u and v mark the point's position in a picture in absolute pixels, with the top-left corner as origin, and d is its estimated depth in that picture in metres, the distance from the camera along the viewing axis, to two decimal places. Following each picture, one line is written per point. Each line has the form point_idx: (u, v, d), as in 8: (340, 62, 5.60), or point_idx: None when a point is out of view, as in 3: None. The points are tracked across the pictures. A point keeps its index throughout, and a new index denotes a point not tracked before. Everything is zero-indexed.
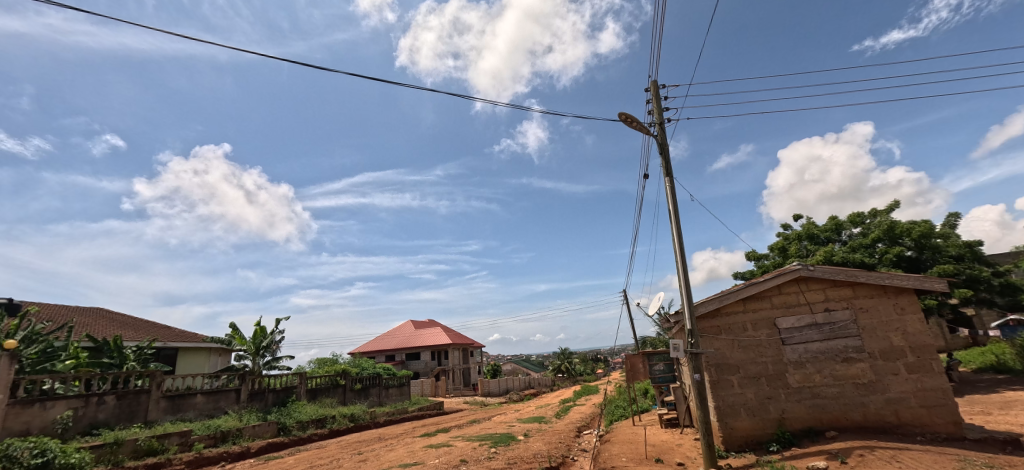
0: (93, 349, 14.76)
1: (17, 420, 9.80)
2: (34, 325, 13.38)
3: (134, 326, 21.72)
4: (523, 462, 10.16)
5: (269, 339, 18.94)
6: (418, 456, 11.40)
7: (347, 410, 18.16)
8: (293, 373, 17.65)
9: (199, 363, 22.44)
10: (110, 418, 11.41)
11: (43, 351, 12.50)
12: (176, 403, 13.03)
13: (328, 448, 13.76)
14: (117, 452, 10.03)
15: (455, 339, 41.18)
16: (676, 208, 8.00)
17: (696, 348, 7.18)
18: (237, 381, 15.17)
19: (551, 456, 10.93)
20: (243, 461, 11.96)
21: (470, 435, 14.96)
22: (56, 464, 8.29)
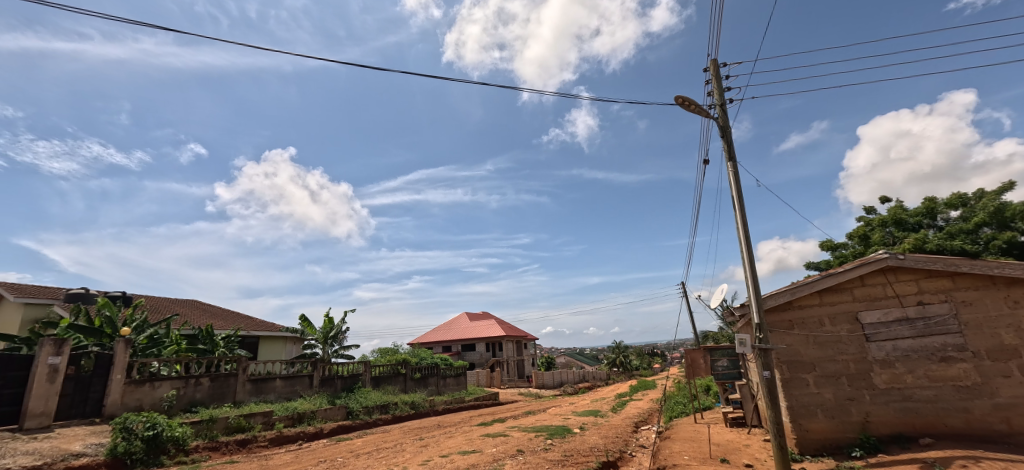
0: (190, 337, 16.48)
1: (131, 397, 11.15)
2: (143, 315, 15.11)
3: (222, 316, 23.99)
4: (579, 455, 10.04)
5: (337, 329, 20.14)
6: (475, 444, 11.65)
7: (408, 398, 18.93)
8: (359, 361, 18.65)
9: (277, 351, 24.39)
10: (206, 397, 12.69)
11: (151, 337, 14.08)
12: (259, 386, 14.22)
13: (392, 433, 14.43)
14: (212, 428, 11.14)
15: (509, 331, 41.69)
16: (740, 194, 7.43)
17: (765, 343, 6.63)
18: (310, 367, 16.28)
19: (608, 450, 10.71)
20: (316, 441, 12.87)
21: (526, 426, 15.06)
22: (164, 436, 9.37)
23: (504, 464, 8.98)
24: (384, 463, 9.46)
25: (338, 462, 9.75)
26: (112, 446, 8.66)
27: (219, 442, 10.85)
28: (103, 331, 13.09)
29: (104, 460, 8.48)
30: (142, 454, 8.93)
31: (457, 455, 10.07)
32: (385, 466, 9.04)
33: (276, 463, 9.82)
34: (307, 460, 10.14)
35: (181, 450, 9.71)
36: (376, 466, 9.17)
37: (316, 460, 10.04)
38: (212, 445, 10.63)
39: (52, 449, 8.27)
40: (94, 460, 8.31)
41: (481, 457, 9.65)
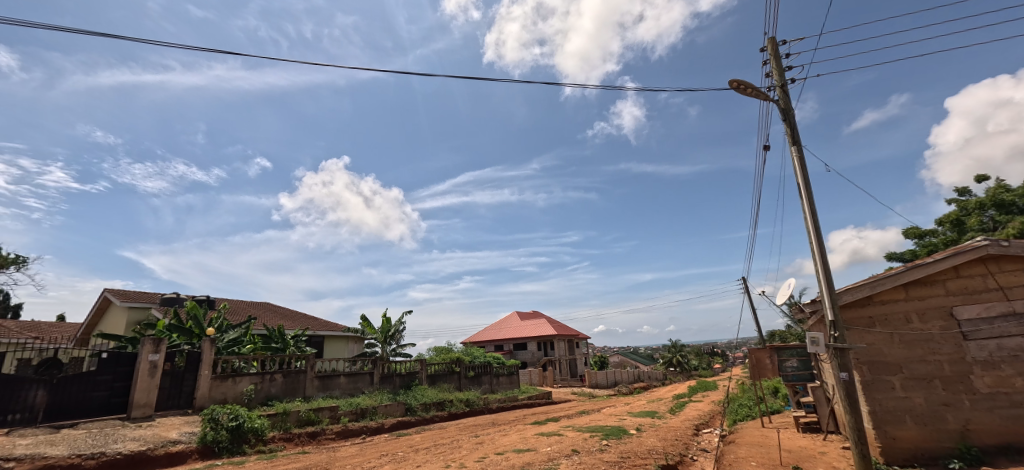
0: (265, 337, 17.76)
1: (217, 391, 12.20)
2: (224, 316, 16.46)
3: (290, 317, 25.68)
4: (637, 457, 9.70)
5: (394, 328, 20.90)
6: (530, 442, 11.60)
7: (463, 395, 19.25)
8: (415, 360, 19.22)
9: (339, 349, 25.74)
10: (280, 392, 13.60)
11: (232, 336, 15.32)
12: (325, 382, 15.05)
13: (448, 429, 14.73)
14: (286, 420, 11.91)
15: (560, 330, 41.37)
16: (806, 180, 6.83)
17: (841, 342, 6.02)
18: (370, 365, 16.96)
19: (668, 453, 10.26)
20: (379, 435, 13.42)
21: (581, 425, 14.81)
22: (246, 427, 10.14)
23: (559, 463, 8.84)
24: (442, 459, 9.64)
25: (399, 456, 10.08)
26: (202, 435, 9.50)
27: (292, 434, 11.58)
28: (191, 331, 14.39)
29: (197, 446, 9.30)
30: (228, 442, 9.71)
31: (512, 453, 10.05)
32: (443, 462, 9.21)
33: (343, 455, 10.32)
34: (370, 453, 10.58)
35: (260, 440, 10.46)
36: (434, 461, 9.37)
37: (379, 454, 10.44)
38: (286, 436, 11.38)
39: (154, 435, 9.21)
40: (188, 447, 9.14)
41: (536, 456, 9.57)
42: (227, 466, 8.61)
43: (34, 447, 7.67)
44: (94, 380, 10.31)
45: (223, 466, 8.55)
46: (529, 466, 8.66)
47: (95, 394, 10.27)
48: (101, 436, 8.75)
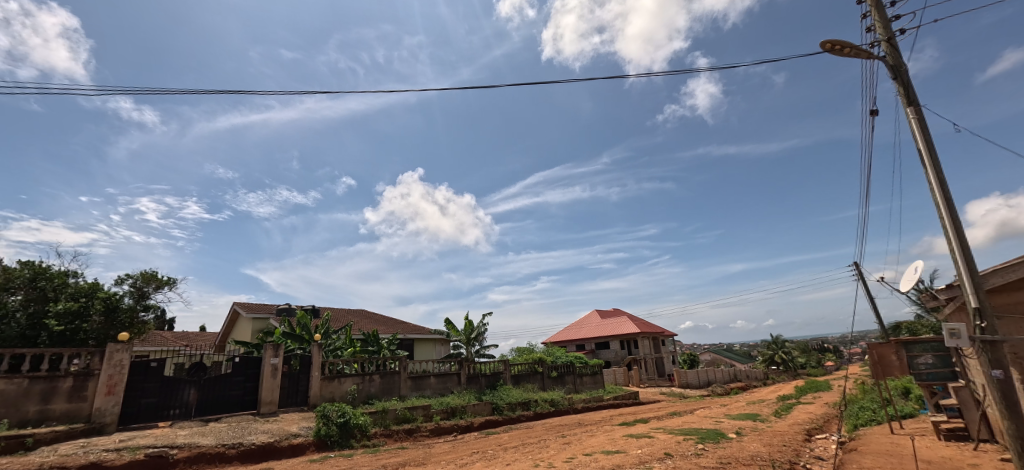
0: (364, 340, 19.17)
1: (325, 391, 13.40)
2: (327, 322, 18.09)
3: (383, 322, 27.63)
4: (739, 463, 8.91)
5: (477, 330, 21.49)
6: (619, 444, 11.22)
7: (547, 395, 19.23)
8: (499, 360, 19.59)
9: (427, 352, 27.14)
10: (379, 391, 14.57)
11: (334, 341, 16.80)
12: (417, 382, 15.88)
13: (535, 429, 14.80)
14: (385, 417, 12.73)
15: (644, 328, 39.79)
16: (929, 145, 5.79)
17: (991, 334, 5.00)
18: (457, 366, 17.59)
19: (775, 461, 9.32)
20: (469, 433, 13.87)
21: (674, 428, 14.00)
22: (352, 423, 11.00)
23: (652, 467, 8.44)
24: (530, 458, 9.66)
25: (489, 454, 10.30)
26: (317, 429, 10.41)
27: (391, 430, 12.36)
28: (302, 337, 16.03)
29: (313, 439, 10.25)
30: (337, 436, 10.60)
31: (601, 454, 9.79)
32: (532, 461, 9.21)
33: (437, 451, 10.78)
34: (462, 450, 10.93)
35: (365, 435, 11.32)
36: (523, 460, 9.42)
37: (470, 451, 10.75)
38: (386, 432, 12.16)
39: (279, 429, 10.34)
40: (306, 440, 10.13)
41: (626, 458, 9.22)
42: (338, 459, 9.41)
43: (189, 437, 8.91)
44: (230, 381, 11.87)
45: (335, 458, 9.36)
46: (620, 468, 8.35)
47: (231, 393, 11.81)
48: (238, 429, 10.04)
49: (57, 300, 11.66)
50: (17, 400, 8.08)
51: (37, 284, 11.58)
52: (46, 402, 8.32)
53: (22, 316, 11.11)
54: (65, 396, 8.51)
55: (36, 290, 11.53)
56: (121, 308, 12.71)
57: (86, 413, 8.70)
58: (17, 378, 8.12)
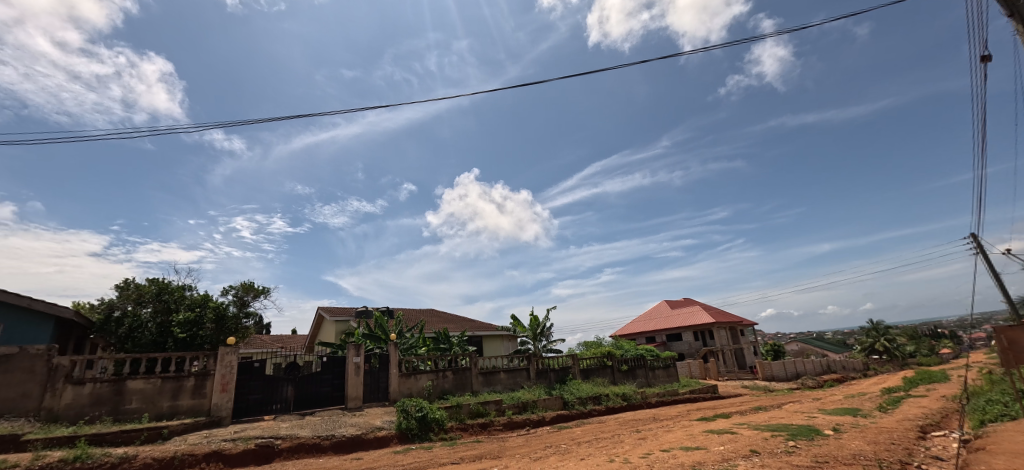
0: (436, 338, 20.10)
1: (404, 387, 14.29)
2: (401, 322, 19.19)
3: (452, 320, 28.75)
4: (838, 462, 8.27)
5: (543, 325, 21.66)
6: (699, 440, 10.84)
7: (619, 390, 18.95)
8: (567, 355, 19.63)
9: (496, 348, 27.85)
10: (453, 387, 15.24)
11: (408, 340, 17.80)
12: (488, 378, 16.39)
13: (608, 423, 14.68)
14: (460, 412, 13.32)
15: (719, 317, 37.75)
16: None
17: None
18: (525, 361, 17.90)
19: (881, 460, 8.53)
20: (541, 427, 14.11)
21: (759, 423, 13.19)
22: (430, 417, 11.65)
23: (737, 465, 8.08)
24: (605, 453, 9.65)
25: (563, 448, 10.43)
26: (398, 423, 11.16)
27: (466, 424, 12.91)
28: (379, 337, 17.19)
29: (396, 432, 11.00)
30: (417, 429, 11.30)
31: (680, 450, 9.54)
32: (606, 456, 9.19)
33: (511, 445, 11.11)
34: (536, 444, 11.16)
35: (442, 428, 11.96)
36: (597, 455, 9.43)
37: (543, 445, 10.94)
38: (462, 426, 12.72)
39: (365, 422, 11.23)
40: (390, 432, 10.91)
41: (709, 455, 8.88)
42: (420, 451, 10.06)
43: (291, 429, 9.96)
44: (320, 378, 13.06)
45: (417, 450, 10.00)
46: (703, 465, 8.07)
47: (322, 389, 13.01)
48: (331, 422, 11.04)
49: (178, 310, 13.49)
50: (153, 397, 9.54)
51: (162, 297, 13.49)
52: (175, 398, 9.73)
53: (153, 325, 13.01)
54: (189, 393, 9.89)
55: (162, 302, 13.45)
56: (228, 316, 14.42)
57: (206, 407, 10.04)
58: (153, 378, 9.57)
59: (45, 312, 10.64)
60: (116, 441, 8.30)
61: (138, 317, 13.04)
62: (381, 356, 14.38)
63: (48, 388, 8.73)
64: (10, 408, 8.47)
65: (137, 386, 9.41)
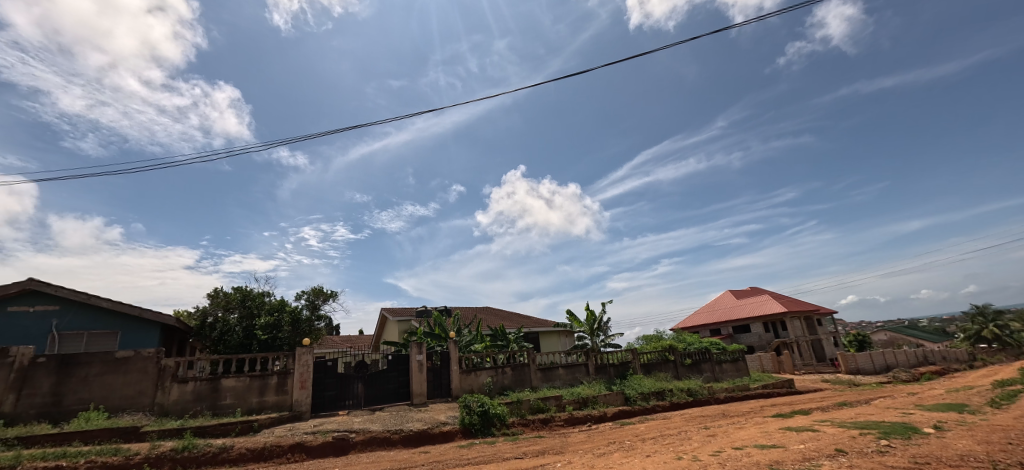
0: (493, 336, 20.46)
1: (465, 383, 14.73)
2: (459, 321, 19.75)
3: (508, 317, 29.15)
4: (942, 464, 7.49)
5: (599, 320, 21.38)
6: (776, 438, 10.23)
7: (683, 385, 18.29)
8: (626, 349, 19.25)
9: (553, 344, 27.88)
10: (512, 383, 15.49)
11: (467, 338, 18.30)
12: (547, 373, 16.47)
13: (674, 420, 14.25)
14: (521, 407, 13.51)
15: (791, 307, 35.28)
16: None
17: None
18: (584, 356, 17.79)
19: (993, 462, 7.62)
20: (603, 423, 13.98)
21: (844, 420, 12.20)
22: (491, 412, 11.93)
23: (819, 465, 7.57)
24: (671, 450, 9.39)
25: (627, 445, 10.28)
26: (462, 418, 11.55)
27: (528, 419, 13.09)
28: (440, 335, 17.81)
29: (460, 427, 11.39)
30: (480, 425, 11.63)
31: (754, 448, 9.08)
32: (673, 453, 8.93)
33: (574, 440, 11.14)
34: (598, 440, 11.10)
35: (504, 424, 12.21)
36: (664, 452, 9.20)
37: (607, 441, 10.85)
38: (523, 421, 12.92)
39: (430, 417, 11.72)
40: (454, 427, 11.32)
41: (788, 454, 8.39)
42: (483, 445, 10.35)
43: (364, 424, 10.61)
44: (387, 376, 13.79)
45: (481, 445, 10.32)
46: (779, 464, 7.64)
47: (389, 386, 13.74)
48: (399, 417, 11.64)
49: (260, 315, 14.80)
50: (244, 393, 10.56)
51: (246, 303, 14.87)
52: (262, 394, 10.72)
53: (239, 329, 14.39)
54: (273, 390, 10.85)
55: (246, 308, 14.83)
56: (302, 319, 15.64)
57: (288, 403, 10.96)
58: (242, 377, 10.60)
59: (152, 320, 12.10)
60: (216, 433, 9.30)
61: (227, 322, 14.48)
62: (442, 354, 14.89)
63: (158, 387, 9.95)
64: (130, 404, 9.73)
65: (230, 384, 10.47)
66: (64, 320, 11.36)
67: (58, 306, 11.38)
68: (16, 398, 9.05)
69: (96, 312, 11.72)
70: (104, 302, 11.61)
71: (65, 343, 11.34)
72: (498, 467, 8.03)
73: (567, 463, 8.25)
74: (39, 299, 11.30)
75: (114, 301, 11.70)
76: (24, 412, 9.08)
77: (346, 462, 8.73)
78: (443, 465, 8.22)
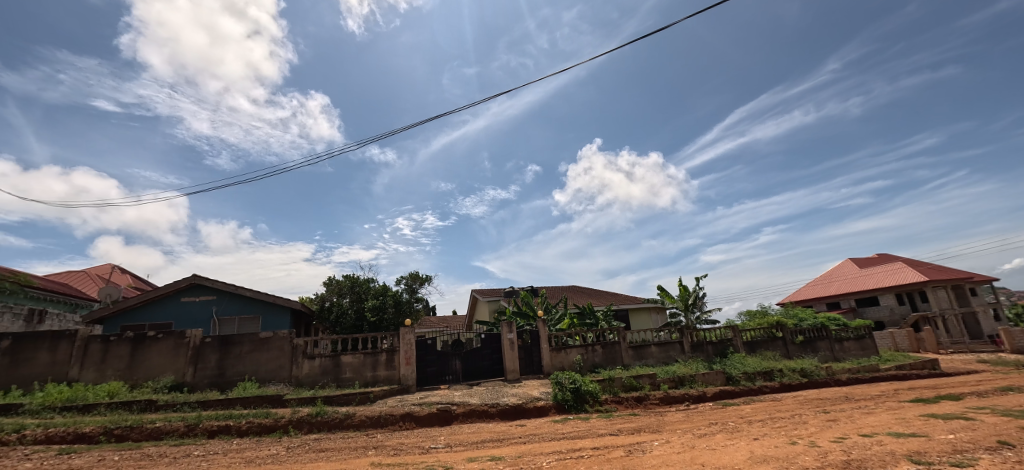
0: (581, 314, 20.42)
1: (556, 361, 15.01)
2: (546, 300, 20.05)
3: (597, 295, 28.92)
4: None
5: (694, 295, 20.30)
6: (916, 426, 8.97)
7: (795, 364, 16.76)
8: (726, 326, 18.08)
9: (644, 321, 27.15)
10: (603, 360, 15.45)
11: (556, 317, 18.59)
12: (639, 351, 16.13)
13: (784, 402, 13.19)
14: (613, 385, 13.47)
15: (933, 275, 30.19)
16: None
17: None
18: (678, 334, 17.08)
19: None
20: (703, 403, 13.40)
21: (1010, 408, 10.28)
22: (583, 389, 12.07)
23: (976, 459, 6.51)
24: (783, 434, 8.74)
25: (731, 427, 9.78)
26: (554, 394, 11.86)
27: (621, 397, 13.03)
28: (528, 314, 18.29)
29: (554, 403, 11.72)
30: (573, 401, 11.84)
31: (888, 436, 8.09)
32: (785, 437, 8.30)
33: (671, 420, 10.89)
34: (698, 420, 10.71)
35: (597, 401, 12.30)
36: (774, 436, 8.61)
37: (707, 422, 10.42)
38: (616, 399, 12.88)
39: (524, 393, 12.21)
40: (548, 403, 11.68)
41: (932, 445, 7.35)
42: (577, 421, 10.56)
43: (463, 398, 11.40)
44: (482, 353, 14.58)
45: (575, 421, 10.53)
46: (921, 455, 6.75)
47: (484, 363, 14.54)
48: (495, 392, 12.29)
49: (367, 299, 16.48)
50: (360, 368, 11.92)
51: (355, 289, 16.63)
52: (375, 369, 12.00)
53: (352, 312, 16.19)
54: (384, 365, 12.08)
55: (355, 293, 16.59)
56: (402, 301, 17.10)
57: (397, 377, 12.14)
58: (358, 354, 11.96)
59: (283, 306, 14.05)
60: (341, 402, 10.66)
61: (341, 306, 16.35)
62: (532, 333, 15.32)
63: (293, 362, 11.63)
64: (274, 376, 11.51)
65: (349, 360, 11.88)
66: (220, 307, 13.70)
67: (215, 296, 13.73)
68: (193, 370, 11.20)
69: (242, 299, 13.94)
70: (247, 292, 13.75)
71: (223, 326, 13.70)
72: (593, 442, 8.16)
73: (665, 443, 8.12)
74: (201, 290, 13.73)
75: (254, 291, 13.80)
76: (200, 381, 11.19)
77: (450, 432, 9.49)
78: (539, 438, 8.58)
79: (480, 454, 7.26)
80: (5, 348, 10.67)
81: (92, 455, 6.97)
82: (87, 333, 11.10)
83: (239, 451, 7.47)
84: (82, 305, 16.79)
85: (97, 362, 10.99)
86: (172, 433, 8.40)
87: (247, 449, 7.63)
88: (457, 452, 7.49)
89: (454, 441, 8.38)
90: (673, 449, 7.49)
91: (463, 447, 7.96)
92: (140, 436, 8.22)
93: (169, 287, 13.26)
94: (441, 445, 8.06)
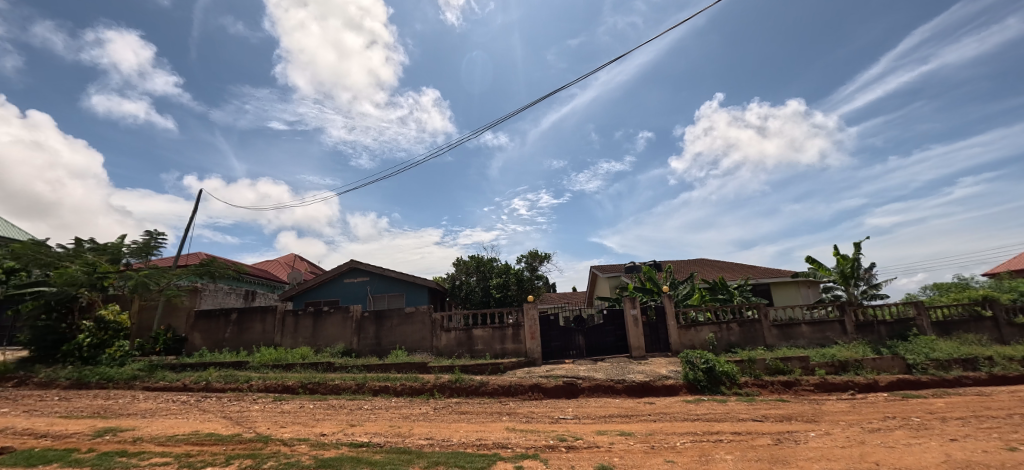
0: (712, 289, 18.87)
1: (686, 339, 14.20)
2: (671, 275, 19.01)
3: (731, 269, 26.43)
4: None
5: (856, 265, 17.22)
6: None
7: (1012, 351, 13.23)
8: (905, 303, 15.01)
9: (791, 297, 24.00)
10: (741, 340, 14.16)
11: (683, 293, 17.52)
12: (786, 331, 14.36)
13: (994, 397, 10.58)
14: (754, 367, 12.28)
15: None
16: None
17: None
18: (837, 312, 14.74)
19: None
20: (874, 393, 11.45)
21: None
22: (718, 370, 11.27)
23: None
24: (995, 437, 7.01)
25: (915, 422, 8.21)
26: (685, 374, 11.28)
27: (765, 380, 11.82)
28: (652, 290, 17.57)
29: (685, 382, 11.16)
30: (707, 382, 11.14)
31: None
32: (998, 441, 6.68)
33: (830, 409, 9.56)
34: (868, 412, 9.19)
35: (735, 383, 11.39)
36: (982, 438, 6.96)
37: (881, 415, 8.90)
38: (759, 382, 11.71)
39: (652, 370, 11.86)
40: (678, 382, 11.17)
41: None
42: (712, 403, 9.92)
43: (589, 373, 11.54)
44: (604, 329, 14.52)
45: (710, 403, 9.94)
46: None
47: (608, 339, 14.49)
48: (620, 368, 12.18)
49: (492, 277, 17.59)
50: (490, 341, 12.84)
51: (481, 268, 17.84)
52: (503, 342, 12.82)
53: (479, 289, 17.46)
54: (511, 339, 12.83)
55: (481, 272, 17.83)
56: (524, 279, 17.82)
57: (524, 351, 12.80)
58: (487, 328, 12.89)
59: (421, 284, 15.73)
60: (475, 371, 11.67)
61: (469, 284, 17.74)
62: (657, 309, 14.72)
63: (434, 334, 13.03)
64: (419, 346, 13.05)
65: (480, 334, 12.87)
66: (373, 286, 15.95)
67: (368, 277, 16.00)
68: (358, 339, 13.30)
69: (389, 280, 15.99)
70: (392, 273, 15.72)
71: (377, 303, 15.90)
72: (734, 427, 7.60)
73: (823, 434, 7.19)
74: (358, 272, 16.10)
75: (398, 272, 15.69)
76: (364, 348, 13.25)
77: (577, 404, 9.74)
78: (670, 418, 8.32)
79: (609, 428, 7.33)
80: (233, 319, 13.94)
81: (296, 402, 8.85)
82: (283, 309, 13.90)
83: (397, 408, 8.73)
84: (277, 286, 21.07)
85: (292, 331, 13.71)
86: (347, 389, 10.16)
87: (403, 407, 8.85)
88: (586, 424, 7.67)
89: (582, 414, 8.58)
90: (835, 443, 6.60)
91: (591, 420, 8.11)
92: (326, 390, 10.13)
93: (335, 271, 15.82)
94: (569, 416, 8.33)
